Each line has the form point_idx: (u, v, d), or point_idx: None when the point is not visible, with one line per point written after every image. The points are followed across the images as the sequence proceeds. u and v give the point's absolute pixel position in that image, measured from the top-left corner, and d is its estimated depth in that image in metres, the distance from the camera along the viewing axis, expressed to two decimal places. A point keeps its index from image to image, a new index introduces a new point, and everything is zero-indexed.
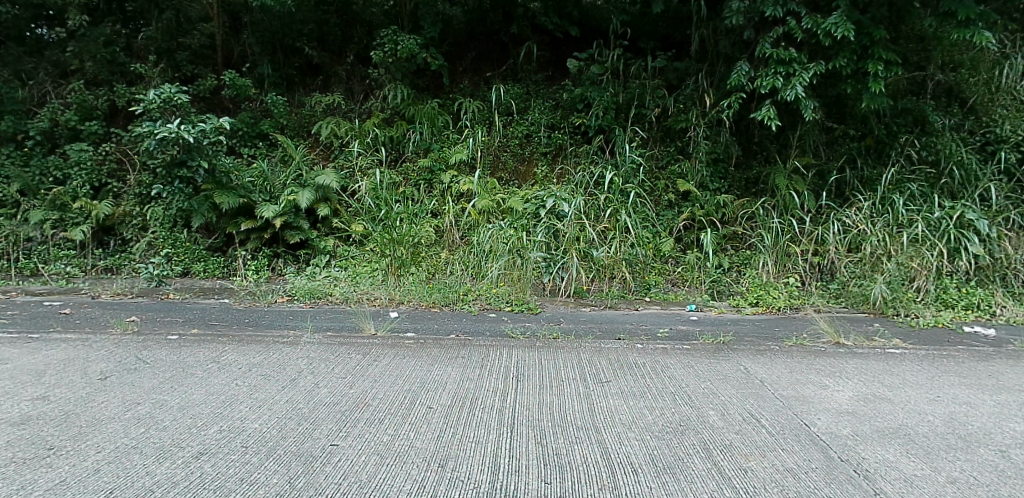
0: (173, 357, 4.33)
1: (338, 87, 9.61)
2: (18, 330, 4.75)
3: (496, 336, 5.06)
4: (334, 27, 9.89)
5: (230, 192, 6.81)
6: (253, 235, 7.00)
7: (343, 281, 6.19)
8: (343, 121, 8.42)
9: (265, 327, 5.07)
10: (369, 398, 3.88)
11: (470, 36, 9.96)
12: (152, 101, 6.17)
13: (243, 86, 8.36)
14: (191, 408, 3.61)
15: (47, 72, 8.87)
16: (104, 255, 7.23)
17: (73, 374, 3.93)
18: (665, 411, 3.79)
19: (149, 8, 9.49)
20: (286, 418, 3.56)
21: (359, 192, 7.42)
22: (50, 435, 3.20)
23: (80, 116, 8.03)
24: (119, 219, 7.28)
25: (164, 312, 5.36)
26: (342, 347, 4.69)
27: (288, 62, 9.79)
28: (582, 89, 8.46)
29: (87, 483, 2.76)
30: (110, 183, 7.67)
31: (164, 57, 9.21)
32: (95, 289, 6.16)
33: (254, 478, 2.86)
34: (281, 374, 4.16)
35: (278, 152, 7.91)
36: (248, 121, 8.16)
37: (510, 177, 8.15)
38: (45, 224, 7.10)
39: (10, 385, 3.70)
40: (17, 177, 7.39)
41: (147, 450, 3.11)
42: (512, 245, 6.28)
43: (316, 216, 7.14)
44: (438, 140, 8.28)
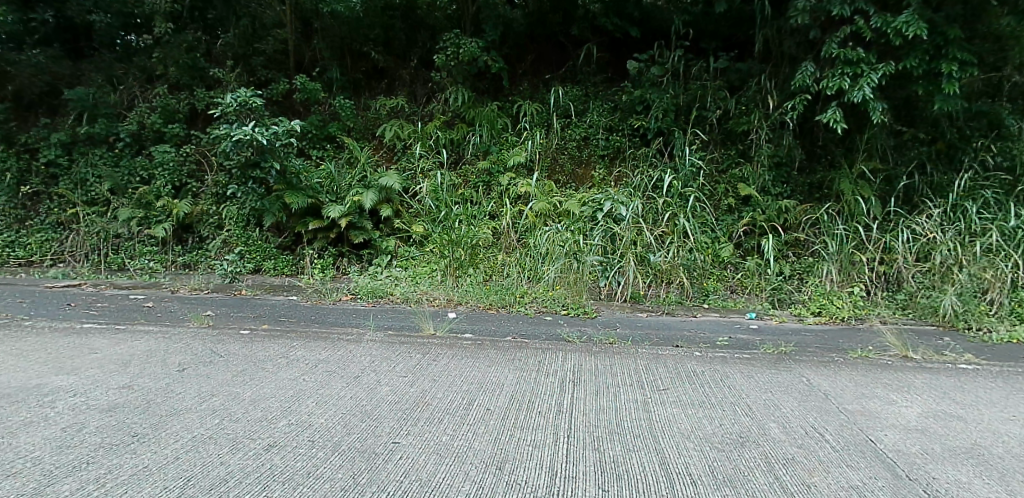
0: (247, 352, 4.48)
1: (402, 91, 9.75)
2: (107, 321, 5.03)
3: (554, 340, 5.00)
4: (399, 32, 10.04)
5: (300, 192, 7.03)
6: (319, 234, 7.19)
7: (404, 281, 6.28)
8: (406, 123, 8.59)
9: (330, 324, 5.20)
10: (429, 397, 3.93)
11: (531, 38, 9.97)
12: (229, 104, 6.48)
13: (313, 89, 8.83)
14: (262, 401, 3.73)
15: (136, 78, 9.44)
16: (183, 251, 7.55)
17: (155, 364, 4.13)
18: (724, 422, 3.68)
19: (229, 15, 10.00)
20: (350, 415, 3.64)
21: (419, 193, 7.54)
22: (134, 422, 3.38)
23: (163, 119, 8.44)
24: (196, 217, 7.56)
25: (237, 307, 5.57)
26: (404, 346, 4.74)
27: (355, 67, 10.08)
28: (642, 90, 8.35)
29: (167, 471, 2.89)
30: (189, 182, 8.02)
31: (241, 63, 9.64)
32: (174, 284, 6.49)
33: (319, 473, 2.93)
34: (346, 370, 4.25)
35: (345, 155, 8.13)
36: (317, 124, 8.42)
37: (567, 179, 8.08)
38: (132, 221, 7.45)
39: (100, 373, 3.92)
40: (107, 176, 7.89)
41: (222, 441, 3.24)
42: (569, 248, 6.21)
43: (378, 216, 7.31)
44: (497, 142, 8.36)
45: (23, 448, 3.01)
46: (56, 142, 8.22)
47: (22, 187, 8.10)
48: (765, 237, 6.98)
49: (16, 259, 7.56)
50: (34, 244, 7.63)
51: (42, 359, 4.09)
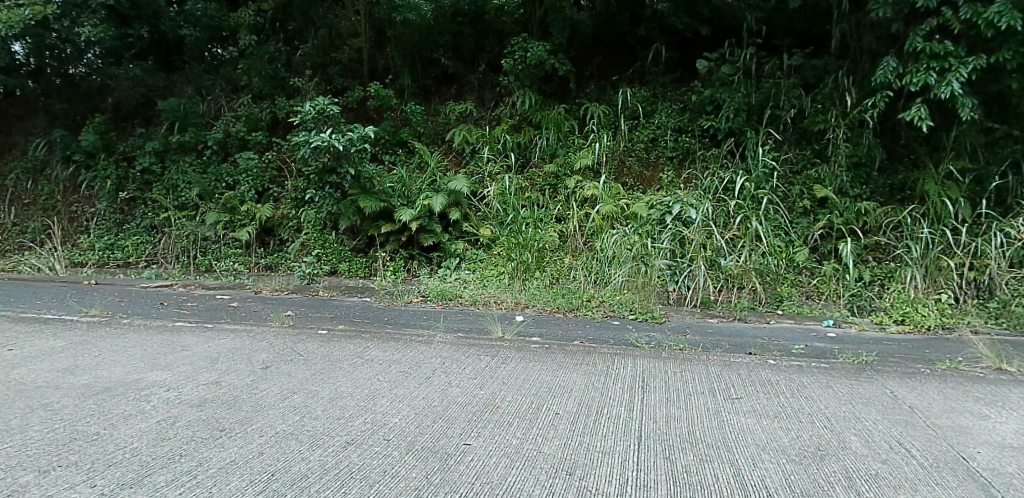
0: (325, 351, 4.63)
1: (470, 95, 9.91)
2: (196, 320, 5.30)
3: (622, 345, 4.92)
4: (468, 38, 10.26)
5: (373, 196, 7.25)
6: (391, 237, 7.41)
7: (472, 283, 6.35)
8: (475, 128, 8.73)
9: (402, 325, 5.30)
10: (499, 400, 3.93)
11: (597, 40, 9.92)
12: (308, 112, 6.71)
13: (386, 95, 9.12)
14: (339, 400, 3.83)
15: (221, 89, 9.98)
16: (265, 253, 7.88)
17: (240, 362, 4.31)
18: (802, 433, 3.50)
19: (308, 27, 10.44)
20: (422, 415, 3.68)
21: (487, 196, 7.60)
22: (223, 416, 3.53)
23: (248, 127, 8.97)
24: (278, 221, 7.96)
25: (315, 308, 5.76)
26: (474, 348, 4.76)
27: (425, 73, 10.29)
28: (712, 90, 8.16)
29: (253, 465, 3.00)
30: (271, 188, 8.39)
31: (319, 72, 10.05)
32: (257, 285, 6.79)
33: (394, 471, 2.96)
34: (417, 371, 4.31)
35: (415, 159, 8.32)
36: (390, 129, 8.63)
37: (635, 182, 7.96)
38: (218, 225, 7.90)
39: (191, 369, 4.12)
40: (197, 182, 8.37)
41: (303, 437, 3.34)
42: (636, 252, 6.10)
43: (447, 219, 7.43)
44: (563, 145, 8.39)
45: (125, 440, 3.20)
46: (150, 151, 8.76)
47: (120, 193, 8.69)
48: (843, 240, 6.65)
49: (114, 260, 8.10)
50: (130, 247, 8.16)
51: (139, 355, 4.34)
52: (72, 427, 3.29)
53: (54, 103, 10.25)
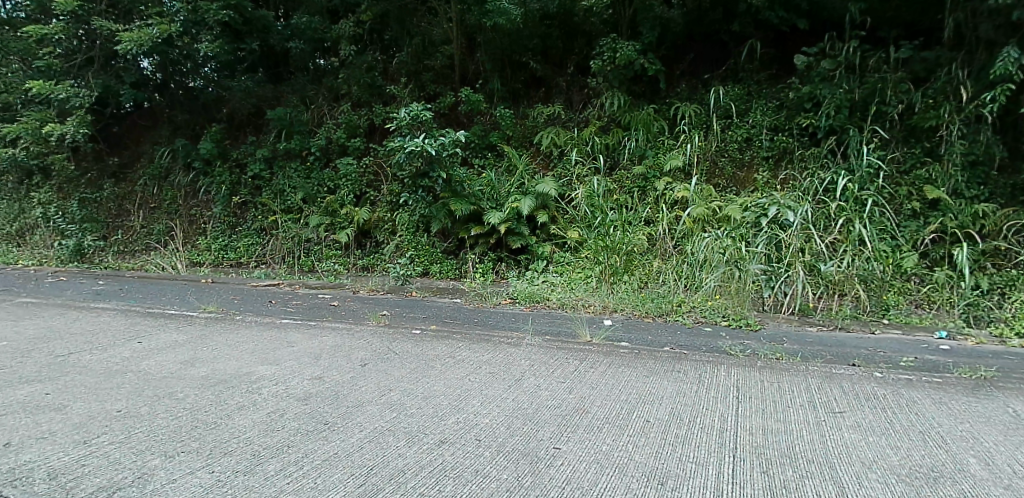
0: (419, 350, 4.75)
1: (559, 97, 9.99)
2: (299, 318, 5.59)
3: (715, 353, 4.74)
4: (557, 41, 10.19)
5: (464, 199, 7.48)
6: (480, 240, 7.57)
7: (560, 286, 6.35)
8: (562, 130, 8.78)
9: (492, 327, 5.35)
10: (588, 405, 3.87)
11: (689, 38, 9.71)
12: (402, 118, 7.18)
13: (476, 101, 9.19)
14: (433, 398, 3.91)
15: (324, 98, 10.59)
16: (363, 255, 8.19)
17: (340, 359, 4.48)
18: (913, 452, 3.21)
19: (403, 35, 10.88)
20: (512, 418, 3.69)
21: (576, 199, 7.59)
22: (326, 410, 3.69)
23: (347, 134, 9.41)
24: (374, 224, 8.28)
25: (409, 308, 5.92)
26: (562, 352, 4.73)
27: (514, 77, 10.46)
28: (812, 87, 7.79)
29: (354, 458, 3.11)
30: (368, 192, 8.74)
31: (413, 78, 10.45)
32: (355, 285, 7.09)
33: (486, 471, 2.98)
34: (507, 372, 4.34)
35: (504, 163, 8.45)
36: (480, 133, 8.82)
37: (727, 183, 7.71)
38: (320, 227, 8.35)
39: (297, 364, 4.34)
40: (302, 187, 8.89)
41: (399, 433, 3.43)
42: (729, 256, 5.92)
43: (535, 222, 7.49)
44: (653, 146, 8.27)
45: (238, 430, 3.40)
46: (261, 157, 9.38)
47: (234, 197, 9.39)
48: (957, 245, 6.15)
49: (227, 260, 8.70)
50: (242, 248, 8.74)
51: (250, 350, 4.61)
52: (192, 416, 3.53)
53: (177, 114, 11.27)
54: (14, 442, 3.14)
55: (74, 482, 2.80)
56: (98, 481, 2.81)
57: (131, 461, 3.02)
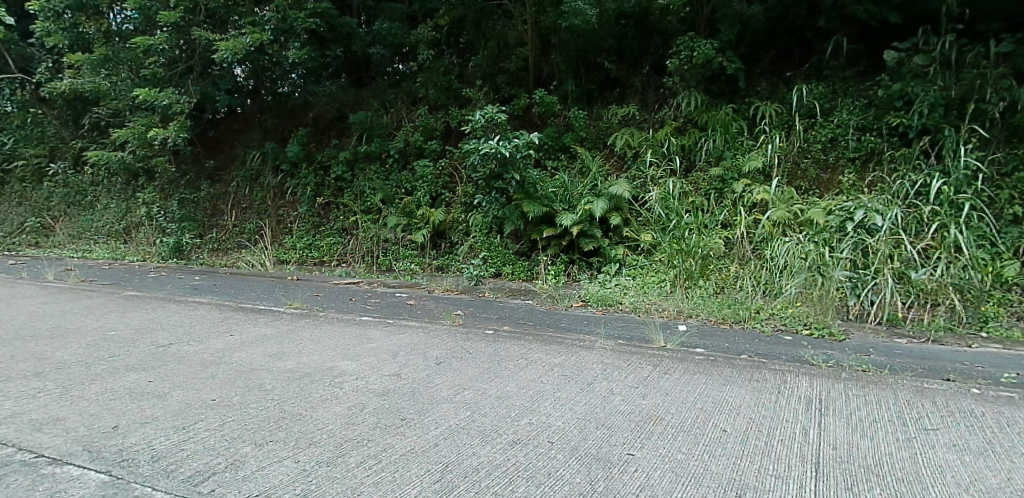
0: (492, 350, 4.78)
1: (634, 98, 9.78)
2: (378, 315, 5.78)
3: (793, 361, 4.58)
4: (632, 39, 10.19)
5: (537, 201, 7.48)
6: (552, 242, 7.56)
7: (633, 289, 6.31)
8: (636, 132, 8.75)
9: (564, 329, 5.35)
10: (661, 412, 3.79)
11: (770, 35, 9.49)
12: (478, 120, 7.51)
13: (550, 102, 9.41)
14: (507, 398, 3.94)
15: (403, 101, 10.82)
16: (438, 255, 8.38)
17: (417, 357, 4.58)
18: (1018, 475, 2.95)
19: (478, 39, 11.11)
20: (585, 421, 3.66)
21: (649, 201, 7.60)
22: (403, 406, 3.77)
23: (424, 136, 9.69)
24: (449, 225, 8.49)
25: (483, 308, 6.01)
26: (636, 356, 4.68)
27: (589, 78, 10.42)
28: (902, 84, 7.46)
29: (430, 455, 3.17)
30: (443, 193, 8.97)
31: (488, 81, 10.61)
32: (430, 284, 7.25)
33: (560, 474, 2.96)
34: (579, 375, 4.31)
35: (577, 165, 8.46)
36: (553, 135, 8.89)
37: (810, 186, 7.42)
38: (398, 227, 8.57)
39: (376, 360, 4.47)
40: (381, 188, 9.21)
41: (473, 432, 3.47)
42: (811, 262, 5.82)
43: (608, 224, 7.44)
44: (731, 147, 8.10)
45: (321, 422, 3.52)
46: (344, 160, 9.87)
47: (318, 199, 9.89)
48: None
49: (312, 259, 9.11)
50: (326, 246, 9.10)
51: (332, 345, 4.79)
52: (280, 406, 3.68)
53: (266, 119, 12.13)
54: (121, 425, 3.37)
55: (174, 464, 2.99)
56: (196, 464, 3.00)
57: (224, 448, 3.18)
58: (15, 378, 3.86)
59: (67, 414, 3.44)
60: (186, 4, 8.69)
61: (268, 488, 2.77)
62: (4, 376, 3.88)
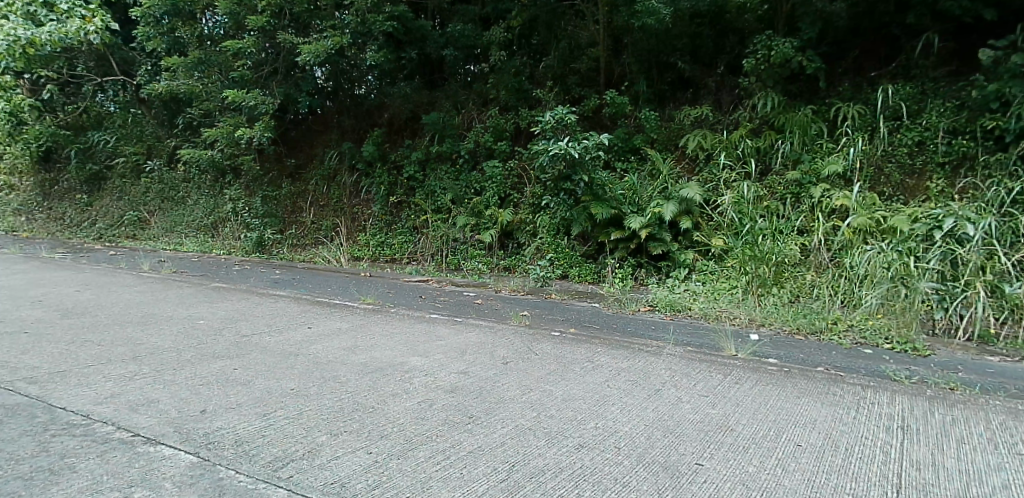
0: (557, 352, 4.78)
1: (707, 98, 9.63)
2: (448, 313, 5.87)
3: (876, 377, 4.33)
4: (707, 39, 9.94)
5: (605, 203, 7.52)
6: (620, 245, 7.52)
7: (703, 295, 6.18)
8: (710, 133, 8.60)
9: (631, 334, 5.27)
10: (732, 423, 3.66)
11: (854, 33, 9.05)
12: (547, 121, 7.60)
13: (621, 103, 9.35)
14: (573, 401, 3.91)
15: (474, 102, 10.99)
16: (505, 255, 8.48)
17: (484, 355, 4.63)
18: None
19: (550, 40, 11.10)
20: (652, 429, 3.57)
21: (721, 204, 7.49)
22: (470, 404, 3.81)
23: (495, 137, 9.86)
24: (516, 225, 8.49)
25: (549, 310, 6.02)
26: (705, 364, 4.57)
27: (661, 78, 10.23)
28: (998, 84, 6.88)
29: (496, 454, 3.18)
30: (512, 194, 9.05)
31: (559, 82, 10.58)
32: (497, 284, 7.33)
33: (627, 481, 2.90)
34: (647, 381, 4.24)
35: (648, 167, 8.44)
36: (623, 137, 8.92)
37: (894, 191, 7.08)
38: (467, 227, 8.78)
39: (444, 357, 4.54)
40: (451, 188, 9.44)
41: (540, 433, 3.46)
42: (896, 273, 5.54)
43: (678, 228, 7.38)
44: (810, 150, 7.83)
45: (392, 415, 3.60)
46: (415, 160, 10.21)
47: (391, 197, 10.18)
48: None
49: (384, 255, 9.43)
50: (397, 244, 9.42)
51: (402, 341, 4.90)
52: (356, 398, 3.80)
53: (345, 119, 12.40)
54: (209, 409, 3.55)
55: (257, 449, 3.13)
56: (276, 451, 3.12)
57: (302, 436, 3.31)
58: (116, 361, 4.14)
59: (161, 396, 3.66)
60: (274, 9, 9.23)
61: (342, 478, 2.86)
62: (105, 359, 4.17)
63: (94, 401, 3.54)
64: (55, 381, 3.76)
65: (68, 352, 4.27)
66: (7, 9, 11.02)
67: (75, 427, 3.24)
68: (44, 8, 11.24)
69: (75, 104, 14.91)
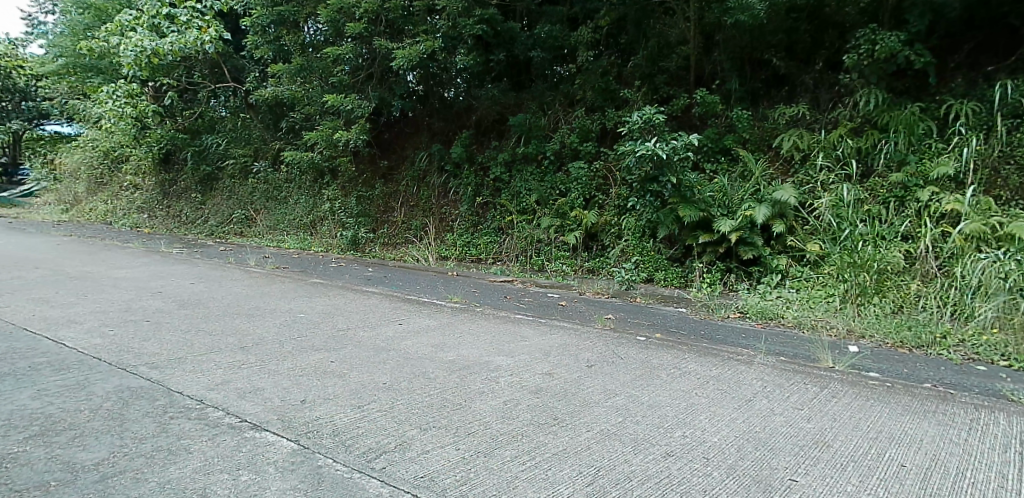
0: (642, 357, 4.70)
1: (805, 97, 9.29)
2: (534, 313, 5.96)
3: (990, 396, 3.95)
4: (805, 34, 9.67)
5: (693, 205, 7.46)
6: (708, 248, 7.42)
7: (797, 303, 5.91)
8: (806, 132, 8.33)
9: (719, 342, 5.10)
10: (829, 439, 3.41)
11: (968, 25, 8.58)
12: (636, 121, 7.68)
13: (712, 101, 9.13)
14: (660, 407, 3.81)
15: (560, 103, 11.01)
16: (589, 257, 8.59)
17: (568, 358, 4.62)
18: None
19: (638, 38, 10.86)
20: (743, 440, 3.39)
21: (818, 207, 7.22)
22: (555, 406, 3.79)
23: (580, 137, 9.85)
24: (601, 227, 8.60)
25: (634, 313, 5.99)
26: (799, 375, 4.36)
27: (754, 76, 10.14)
28: None
29: (582, 457, 3.14)
30: (597, 195, 9.06)
31: (647, 81, 10.50)
32: (581, 286, 7.37)
33: (716, 493, 2.75)
34: (736, 391, 4.08)
35: (739, 168, 8.28)
36: (713, 137, 8.73)
37: (1012, 195, 6.53)
38: (551, 228, 8.98)
39: (530, 358, 4.56)
40: (536, 189, 9.67)
41: (625, 439, 3.37)
42: (1014, 284, 5.22)
43: (770, 232, 7.16)
44: (916, 150, 7.38)
45: (478, 414, 3.64)
46: (502, 161, 10.52)
47: (478, 198, 10.62)
48: None
49: (470, 255, 9.85)
50: (483, 245, 9.79)
51: (488, 340, 4.98)
52: (443, 395, 3.86)
53: (434, 121, 12.90)
54: (308, 399, 3.71)
55: (352, 439, 3.25)
56: (369, 442, 3.22)
57: (393, 429, 3.40)
58: (225, 350, 4.43)
59: (265, 385, 3.86)
60: (369, 17, 10.01)
61: (432, 471, 2.92)
62: (215, 348, 4.46)
63: (206, 388, 3.78)
64: (173, 367, 4.06)
65: (185, 341, 4.59)
66: (137, 22, 12.33)
67: (191, 411, 3.47)
68: (166, 21, 12.50)
69: (192, 109, 16.33)
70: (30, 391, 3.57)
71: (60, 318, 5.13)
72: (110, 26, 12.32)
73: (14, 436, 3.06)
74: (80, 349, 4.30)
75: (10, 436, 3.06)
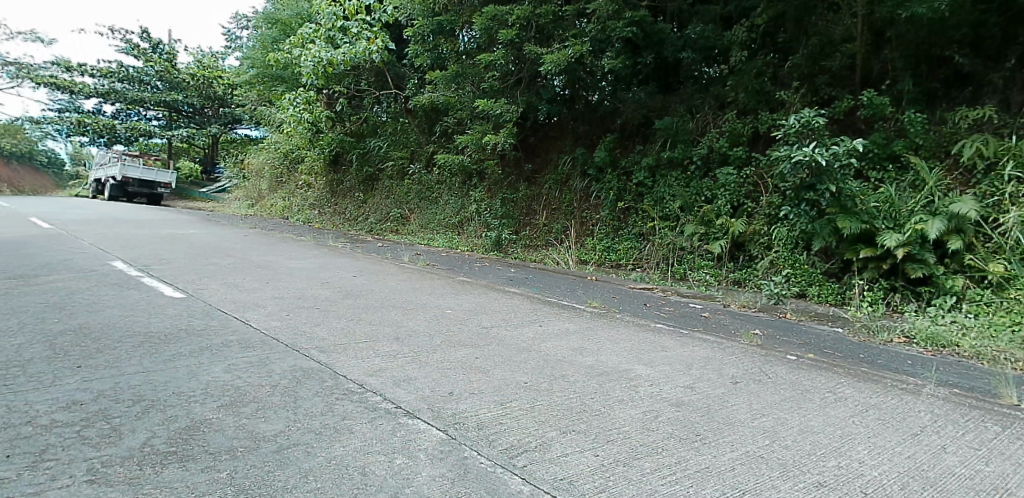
0: (793, 378, 4.46)
1: (992, 97, 8.60)
2: (676, 323, 5.88)
3: None
4: (994, 27, 8.87)
5: (855, 216, 7.16)
6: (870, 264, 7.04)
7: (975, 331, 5.35)
8: (995, 138, 7.43)
9: (880, 367, 4.75)
10: (1012, 485, 2.97)
11: None
12: (793, 125, 7.54)
13: (880, 104, 8.61)
14: (811, 433, 3.58)
15: (708, 106, 10.58)
16: (734, 268, 8.43)
17: (711, 372, 4.50)
18: None
19: (799, 36, 10.41)
20: (908, 477, 3.06)
21: (1005, 223, 6.50)
22: (696, 422, 3.67)
23: (730, 142, 9.47)
24: (748, 236, 8.32)
25: (784, 331, 5.71)
26: (978, 412, 3.91)
27: (931, 75, 9.41)
28: None
29: (725, 478, 2.99)
30: (746, 203, 8.75)
31: (807, 82, 10.04)
32: (725, 298, 7.17)
33: None
34: (901, 423, 3.74)
35: (909, 177, 7.60)
36: (881, 142, 8.10)
37: None
38: (694, 235, 8.89)
39: (670, 370, 4.49)
40: (681, 195, 9.48)
41: (774, 464, 3.17)
42: None
43: (945, 249, 6.59)
44: None
45: (619, 421, 3.63)
46: (645, 166, 10.43)
47: (619, 203, 10.59)
48: None
49: (610, 260, 9.96)
50: (623, 250, 9.85)
51: (629, 348, 4.98)
52: (582, 400, 3.91)
53: (579, 125, 12.87)
54: (456, 392, 3.91)
55: (494, 436, 3.36)
56: (511, 440, 3.31)
57: (534, 429, 3.47)
58: (384, 340, 4.78)
59: (417, 375, 4.13)
60: (522, 21, 10.29)
61: (571, 475, 2.94)
62: (374, 338, 4.82)
63: (366, 373, 4.10)
64: (338, 352, 4.44)
65: (348, 328, 5.03)
66: (316, 35, 13.89)
67: (353, 395, 3.77)
68: (340, 33, 13.79)
69: (359, 115, 17.63)
70: (223, 365, 4.06)
71: (248, 301, 5.81)
72: (293, 40, 14.37)
73: (210, 403, 3.50)
74: (263, 330, 4.82)
75: (207, 403, 3.50)
